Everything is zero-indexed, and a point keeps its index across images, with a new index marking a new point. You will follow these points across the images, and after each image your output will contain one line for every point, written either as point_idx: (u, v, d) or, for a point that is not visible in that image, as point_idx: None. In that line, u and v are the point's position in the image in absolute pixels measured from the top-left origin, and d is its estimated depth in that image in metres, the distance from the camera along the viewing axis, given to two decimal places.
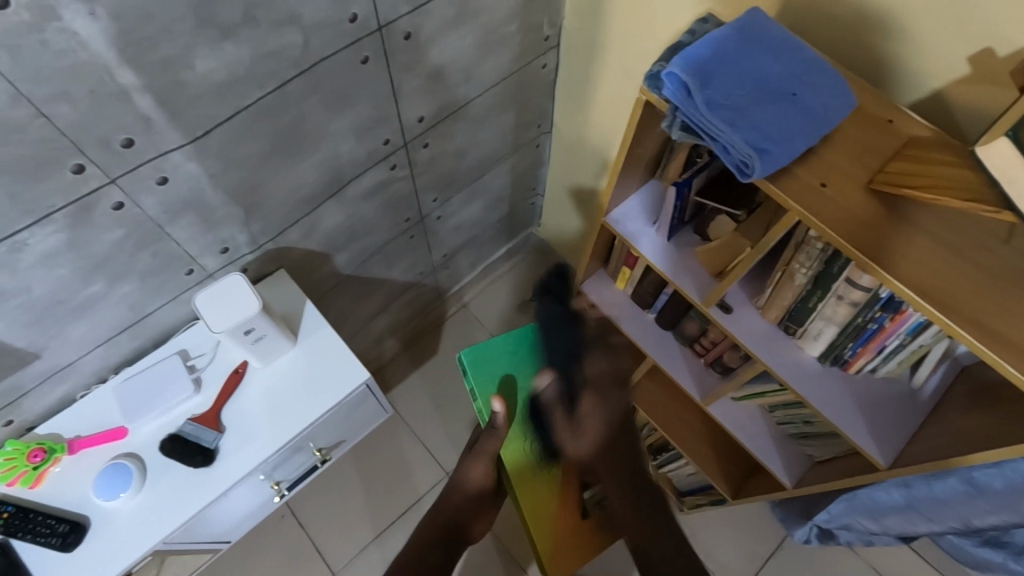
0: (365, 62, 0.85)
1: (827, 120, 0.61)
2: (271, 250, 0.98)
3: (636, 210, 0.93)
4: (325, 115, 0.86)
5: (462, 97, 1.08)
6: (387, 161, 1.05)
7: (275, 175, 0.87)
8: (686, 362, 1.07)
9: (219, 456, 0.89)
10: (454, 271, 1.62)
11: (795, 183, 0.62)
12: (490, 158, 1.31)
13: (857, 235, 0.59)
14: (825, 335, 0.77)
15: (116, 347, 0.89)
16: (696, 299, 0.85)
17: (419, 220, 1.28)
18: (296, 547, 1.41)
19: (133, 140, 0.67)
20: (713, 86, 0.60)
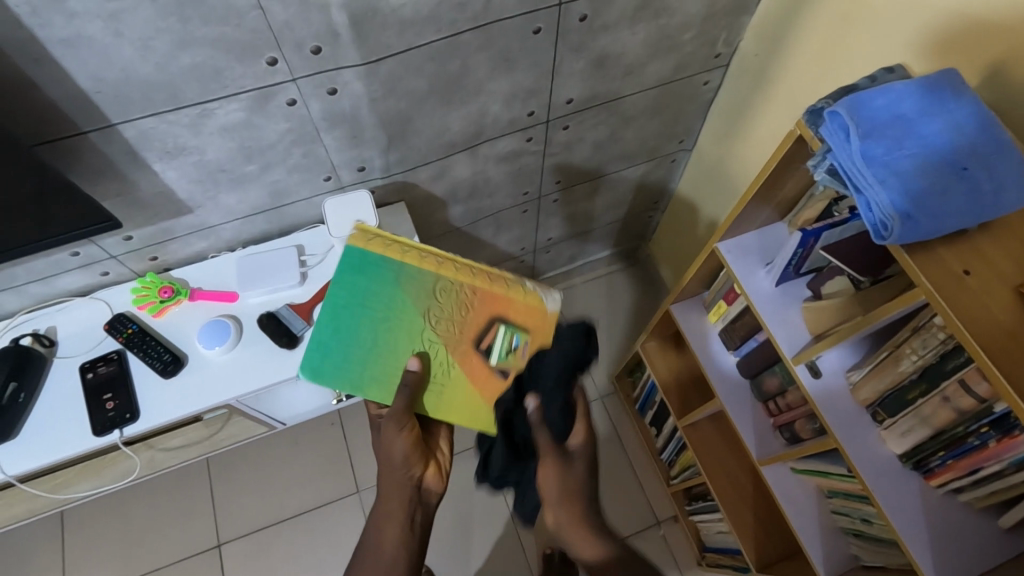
0: (536, 32, 0.89)
1: (1000, 208, 0.54)
2: (398, 182, 1.06)
3: (753, 247, 0.90)
4: (485, 72, 0.91)
5: (615, 91, 1.09)
6: (526, 132, 1.09)
7: (425, 114, 0.93)
8: (753, 417, 1.03)
9: (301, 344, 0.98)
10: (553, 257, 1.65)
11: (935, 262, 0.57)
12: (624, 159, 1.31)
13: (988, 336, 0.53)
14: (914, 435, 0.70)
15: (251, 224, 1.02)
16: (785, 353, 0.81)
17: (536, 197, 1.31)
18: (335, 455, 1.53)
19: (321, 49, 0.76)
20: (875, 136, 0.57)
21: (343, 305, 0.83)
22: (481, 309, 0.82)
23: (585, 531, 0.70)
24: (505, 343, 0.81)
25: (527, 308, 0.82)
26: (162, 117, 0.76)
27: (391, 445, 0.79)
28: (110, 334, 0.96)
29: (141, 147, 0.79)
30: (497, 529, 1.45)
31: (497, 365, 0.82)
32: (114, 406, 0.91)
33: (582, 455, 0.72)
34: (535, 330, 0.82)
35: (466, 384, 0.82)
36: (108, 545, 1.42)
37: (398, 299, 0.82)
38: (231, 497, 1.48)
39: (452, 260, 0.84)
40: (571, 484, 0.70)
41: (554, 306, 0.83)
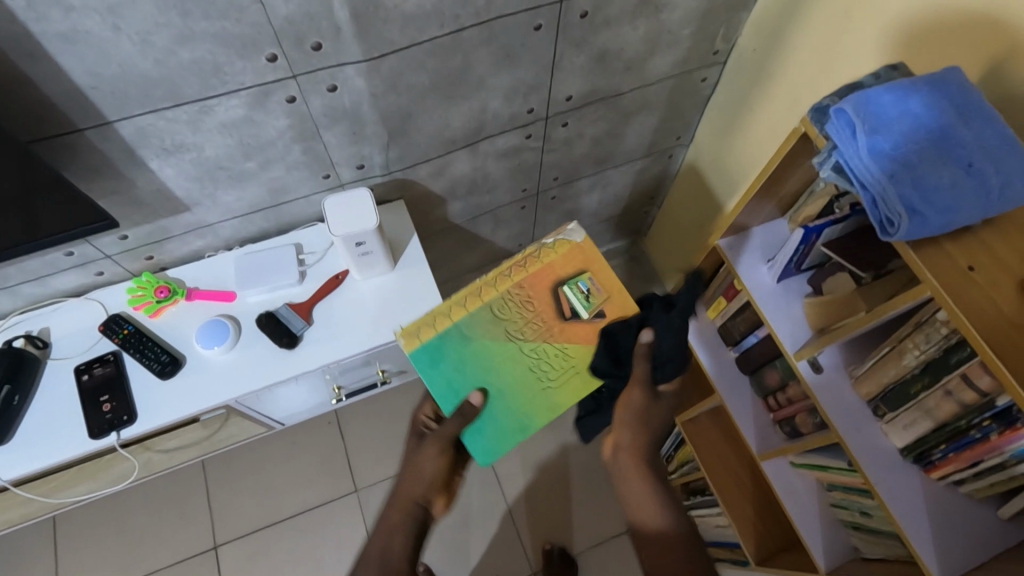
0: (537, 28, 0.88)
1: (1005, 203, 0.55)
2: (398, 178, 1.05)
3: (753, 243, 0.90)
4: (486, 68, 0.91)
5: (615, 87, 1.09)
6: (525, 128, 1.09)
7: (427, 111, 0.93)
8: (753, 412, 1.04)
9: (302, 343, 0.97)
10: None
11: (940, 257, 0.58)
12: (623, 155, 1.31)
13: (994, 331, 0.54)
14: (915, 428, 0.71)
15: (249, 222, 1.01)
16: (787, 348, 0.82)
17: (535, 193, 1.31)
18: (334, 454, 1.52)
19: (321, 45, 0.75)
20: (882, 132, 0.58)
21: (460, 388, 0.80)
22: (539, 292, 0.82)
23: (644, 478, 0.76)
24: (579, 293, 0.81)
25: (567, 255, 0.84)
26: (161, 114, 0.75)
27: (425, 464, 0.78)
28: (105, 335, 0.95)
29: (138, 144, 0.78)
30: (497, 525, 1.45)
31: (590, 316, 0.81)
32: (111, 408, 0.90)
33: (665, 401, 0.79)
34: (586, 265, 0.83)
35: (590, 346, 0.80)
36: (104, 547, 1.40)
37: (487, 347, 0.81)
38: (229, 496, 1.47)
39: (488, 284, 0.85)
40: (644, 423, 0.77)
41: (579, 241, 0.85)
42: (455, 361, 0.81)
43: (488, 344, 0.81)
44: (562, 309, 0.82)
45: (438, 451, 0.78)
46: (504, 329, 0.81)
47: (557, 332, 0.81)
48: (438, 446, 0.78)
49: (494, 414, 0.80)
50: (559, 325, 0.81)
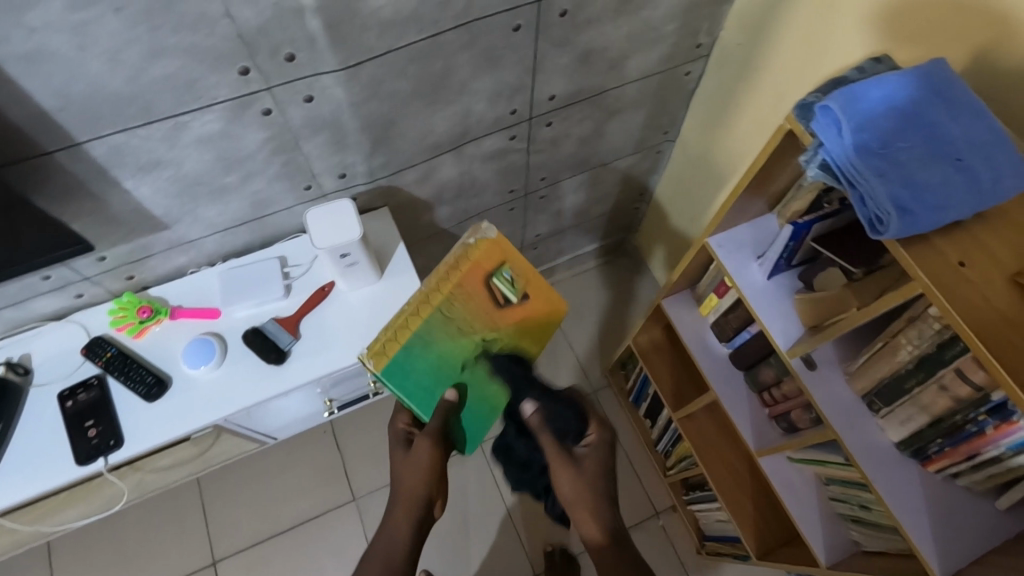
0: (517, 29, 0.87)
1: (994, 198, 0.54)
2: (383, 186, 1.04)
3: (743, 239, 0.89)
4: (468, 72, 0.89)
5: (599, 85, 1.07)
6: (510, 130, 1.07)
7: (409, 117, 0.91)
8: (750, 408, 1.03)
9: (290, 358, 0.96)
10: (542, 252, 1.64)
11: (932, 254, 0.57)
12: (610, 152, 1.30)
13: (987, 328, 0.53)
14: (912, 423, 0.71)
15: (232, 236, 0.99)
16: (780, 345, 0.81)
17: (523, 194, 1.30)
18: (331, 464, 1.51)
19: (295, 56, 0.73)
20: (868, 130, 0.56)
21: (433, 393, 0.86)
22: (473, 286, 0.88)
23: (598, 518, 0.79)
24: (506, 282, 0.89)
25: (491, 249, 0.90)
26: (133, 132, 0.73)
27: (420, 459, 0.84)
28: (88, 358, 0.93)
29: (111, 164, 0.76)
30: (496, 528, 1.45)
31: (518, 298, 0.89)
32: (97, 434, 0.88)
33: (591, 456, 0.82)
34: (505, 256, 0.91)
35: (532, 327, 0.91)
36: (102, 567, 1.39)
37: (442, 345, 0.87)
38: (226, 512, 1.45)
39: (426, 292, 0.88)
40: (585, 485, 0.79)
41: (494, 236, 0.91)
42: (418, 374, 0.85)
43: (443, 352, 0.87)
44: (494, 297, 0.89)
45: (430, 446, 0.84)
46: (452, 332, 0.87)
47: (494, 320, 0.89)
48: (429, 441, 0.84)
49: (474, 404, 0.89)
50: (497, 315, 0.89)
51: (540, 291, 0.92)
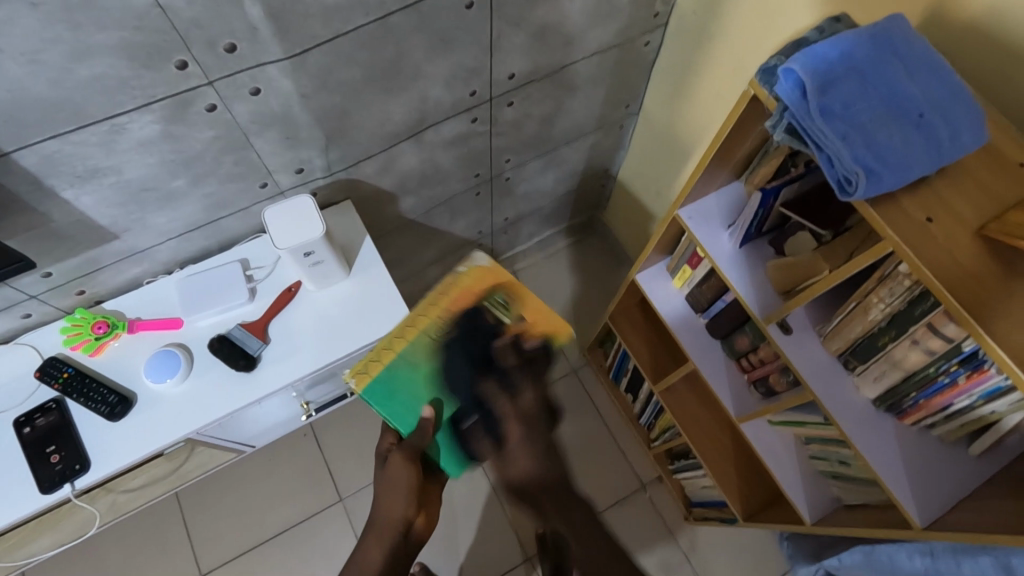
0: (469, 7, 0.84)
1: (954, 153, 0.55)
2: (342, 179, 1.00)
3: (713, 208, 0.89)
4: (422, 54, 0.86)
5: (557, 61, 1.05)
6: (470, 113, 1.05)
7: (364, 106, 0.88)
8: (728, 376, 1.04)
9: (260, 364, 0.92)
10: (512, 236, 1.62)
11: (898, 212, 0.57)
12: (574, 130, 1.28)
13: (956, 282, 0.54)
14: (886, 379, 0.72)
15: (187, 242, 0.94)
16: (756, 313, 0.81)
17: (488, 178, 1.28)
18: (314, 467, 1.48)
19: (236, 47, 0.69)
20: (831, 91, 0.56)
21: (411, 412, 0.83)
22: (455, 319, 0.85)
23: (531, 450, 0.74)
24: (499, 305, 0.86)
25: (481, 275, 0.88)
26: (65, 139, 0.68)
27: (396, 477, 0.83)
28: (42, 381, 0.88)
29: (45, 175, 0.71)
30: (486, 516, 1.44)
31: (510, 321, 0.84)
32: (60, 460, 0.84)
33: (536, 410, 0.76)
34: (498, 281, 0.88)
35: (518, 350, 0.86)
36: None
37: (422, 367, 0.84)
38: (209, 525, 1.42)
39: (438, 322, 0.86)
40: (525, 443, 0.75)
41: (486, 263, 0.90)
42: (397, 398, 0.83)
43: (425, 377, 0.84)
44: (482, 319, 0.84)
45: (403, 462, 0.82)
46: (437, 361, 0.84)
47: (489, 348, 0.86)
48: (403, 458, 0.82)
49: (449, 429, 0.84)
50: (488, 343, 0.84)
51: (536, 314, 0.86)
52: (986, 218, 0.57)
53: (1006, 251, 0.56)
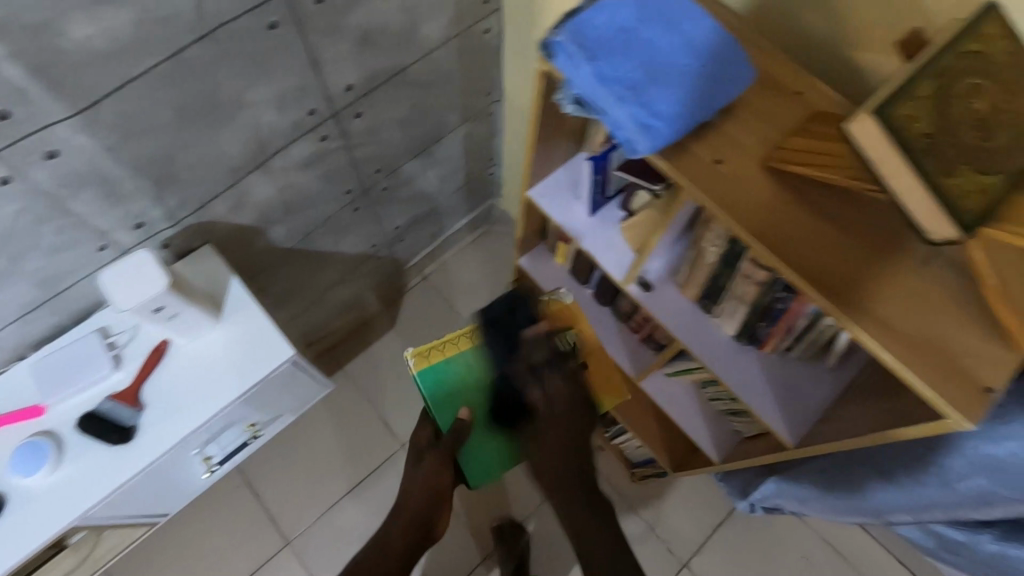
0: (273, 27, 0.81)
1: (725, 93, 0.58)
2: (192, 224, 0.96)
3: (562, 182, 0.89)
4: (237, 83, 0.83)
5: (395, 63, 1.03)
6: (316, 131, 1.02)
7: (189, 146, 0.85)
8: (621, 338, 1.05)
9: (137, 435, 0.88)
10: (411, 244, 1.59)
11: (688, 159, 0.59)
12: (437, 128, 1.27)
13: (751, 219, 0.57)
14: (738, 315, 0.76)
15: (32, 323, 0.89)
16: (615, 276, 0.84)
17: (362, 192, 1.25)
18: (253, 517, 1.43)
19: (8, 112, 0.65)
20: (601, 57, 0.57)
21: (455, 401, 0.85)
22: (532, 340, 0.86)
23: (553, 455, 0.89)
24: (566, 342, 0.86)
25: (562, 310, 0.88)
26: None
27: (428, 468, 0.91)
28: None
29: None
30: None
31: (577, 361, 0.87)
32: None
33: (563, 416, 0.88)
34: (574, 320, 0.88)
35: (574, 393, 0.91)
36: None
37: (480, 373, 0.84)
38: None
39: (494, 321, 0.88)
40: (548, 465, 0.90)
41: (569, 301, 0.90)
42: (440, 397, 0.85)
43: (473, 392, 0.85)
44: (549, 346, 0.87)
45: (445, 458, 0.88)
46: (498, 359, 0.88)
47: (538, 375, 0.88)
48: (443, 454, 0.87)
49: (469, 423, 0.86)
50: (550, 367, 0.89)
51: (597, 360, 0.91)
52: (770, 150, 0.59)
53: (795, 178, 0.58)
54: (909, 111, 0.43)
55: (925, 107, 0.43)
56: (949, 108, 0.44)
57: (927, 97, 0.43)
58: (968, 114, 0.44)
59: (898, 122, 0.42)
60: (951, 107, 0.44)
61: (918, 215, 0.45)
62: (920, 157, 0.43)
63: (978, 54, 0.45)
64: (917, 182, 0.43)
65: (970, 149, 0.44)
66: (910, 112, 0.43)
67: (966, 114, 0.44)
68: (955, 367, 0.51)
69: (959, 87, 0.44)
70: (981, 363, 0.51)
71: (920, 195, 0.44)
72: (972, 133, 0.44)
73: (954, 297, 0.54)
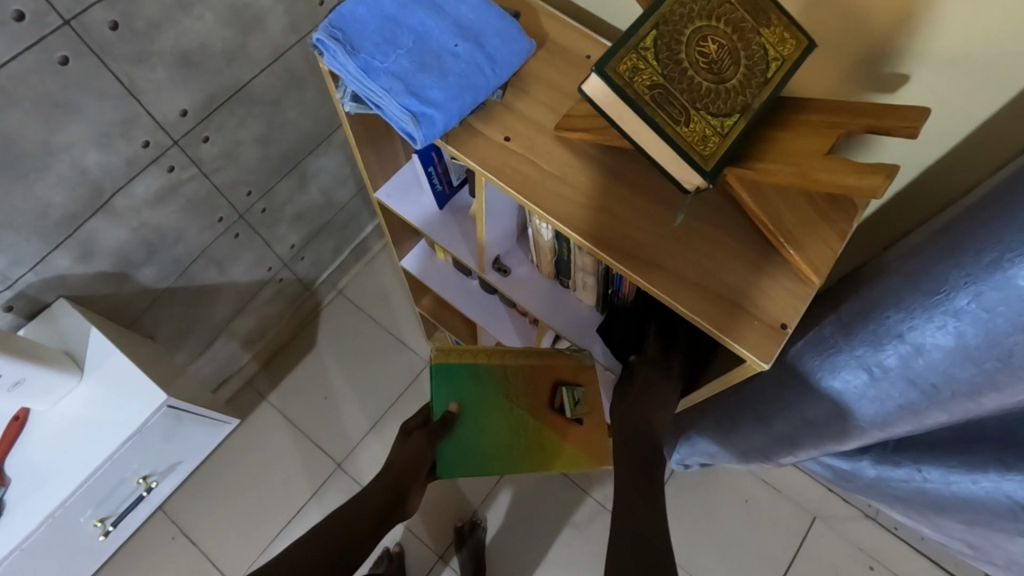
0: (65, 62, 0.76)
1: (498, 69, 0.57)
2: (36, 281, 0.91)
3: (409, 178, 0.87)
4: (38, 127, 0.78)
5: (233, 80, 0.97)
6: (159, 163, 0.96)
7: (0, 201, 0.80)
8: (511, 321, 1.02)
9: (6, 511, 0.86)
10: (315, 259, 1.49)
11: (477, 141, 0.58)
12: (308, 139, 1.20)
13: (541, 191, 0.55)
14: (590, 284, 0.78)
15: None
16: (472, 265, 0.83)
17: (238, 217, 1.18)
18: (189, 569, 1.35)
19: None
20: (365, 50, 0.56)
21: (451, 392, 0.85)
22: (545, 374, 0.87)
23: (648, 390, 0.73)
24: (569, 400, 0.85)
25: (575, 366, 0.86)
26: None
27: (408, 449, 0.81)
28: None
29: None
30: None
31: (572, 417, 0.86)
32: None
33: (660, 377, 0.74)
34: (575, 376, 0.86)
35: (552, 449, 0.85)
36: None
37: (483, 387, 0.86)
38: None
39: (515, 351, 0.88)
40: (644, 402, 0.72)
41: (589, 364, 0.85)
42: (448, 388, 0.85)
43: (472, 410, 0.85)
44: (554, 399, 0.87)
45: (427, 444, 0.81)
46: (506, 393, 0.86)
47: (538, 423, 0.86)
48: (425, 439, 0.81)
49: (455, 433, 0.84)
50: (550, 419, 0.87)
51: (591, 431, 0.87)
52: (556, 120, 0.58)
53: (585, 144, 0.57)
54: (633, 65, 0.45)
55: (652, 57, 0.45)
56: (678, 56, 0.45)
57: (651, 49, 0.45)
58: (699, 57, 0.45)
59: (624, 77, 0.44)
60: (679, 54, 0.45)
61: (669, 165, 0.47)
62: (648, 110, 0.44)
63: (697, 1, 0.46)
64: (654, 132, 0.45)
65: (703, 92, 0.45)
66: (634, 66, 0.44)
67: (697, 57, 0.46)
68: (745, 308, 0.51)
69: (686, 33, 0.46)
70: (774, 302, 0.51)
71: (658, 144, 0.46)
72: (705, 76, 0.46)
73: (744, 238, 0.53)
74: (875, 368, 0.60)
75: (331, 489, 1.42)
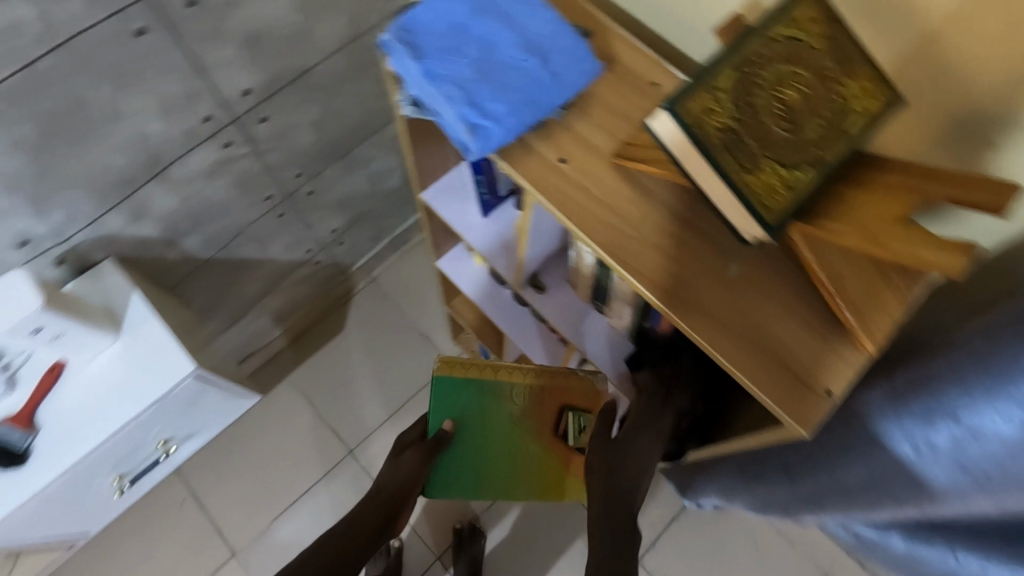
0: (141, 33, 0.78)
1: (559, 89, 0.56)
2: (87, 239, 0.94)
3: (455, 182, 0.86)
4: (108, 93, 0.80)
5: (295, 65, 0.99)
6: (216, 138, 0.98)
7: (64, 160, 0.82)
8: (540, 336, 1.01)
9: (31, 458, 0.88)
10: (352, 245, 1.50)
11: (530, 158, 0.56)
12: (360, 128, 1.21)
13: (590, 218, 0.54)
14: (626, 313, 0.76)
15: None
16: (509, 278, 0.82)
17: (284, 197, 1.20)
18: (195, 532, 1.39)
19: None
20: (431, 56, 0.56)
21: (450, 408, 0.82)
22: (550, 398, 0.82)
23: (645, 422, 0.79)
24: (574, 426, 0.81)
25: (588, 391, 0.80)
26: None
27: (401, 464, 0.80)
28: None
29: None
30: None
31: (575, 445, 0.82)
32: None
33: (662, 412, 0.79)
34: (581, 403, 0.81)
35: (552, 473, 0.82)
36: None
37: (482, 405, 0.82)
38: None
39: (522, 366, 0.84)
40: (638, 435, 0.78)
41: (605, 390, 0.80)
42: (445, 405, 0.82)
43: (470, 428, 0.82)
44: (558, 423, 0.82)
45: (420, 460, 0.80)
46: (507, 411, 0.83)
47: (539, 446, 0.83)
48: (419, 455, 0.80)
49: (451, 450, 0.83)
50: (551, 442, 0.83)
51: None
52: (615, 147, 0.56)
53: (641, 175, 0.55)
54: (707, 104, 0.42)
55: (727, 98, 0.43)
56: (753, 100, 0.43)
57: (728, 89, 0.42)
58: (773, 103, 0.44)
59: (694, 116, 0.42)
60: (755, 97, 0.43)
61: (730, 211, 0.46)
62: (718, 152, 0.42)
63: (781, 42, 0.44)
64: (720, 177, 0.43)
65: (773, 141, 0.44)
66: (707, 105, 0.42)
67: (772, 103, 0.44)
68: (790, 369, 0.49)
69: (766, 75, 0.43)
70: (821, 365, 0.49)
71: (721, 189, 0.44)
72: (778, 124, 0.44)
73: (798, 294, 0.51)
74: (923, 445, 0.58)
75: (341, 474, 1.44)
